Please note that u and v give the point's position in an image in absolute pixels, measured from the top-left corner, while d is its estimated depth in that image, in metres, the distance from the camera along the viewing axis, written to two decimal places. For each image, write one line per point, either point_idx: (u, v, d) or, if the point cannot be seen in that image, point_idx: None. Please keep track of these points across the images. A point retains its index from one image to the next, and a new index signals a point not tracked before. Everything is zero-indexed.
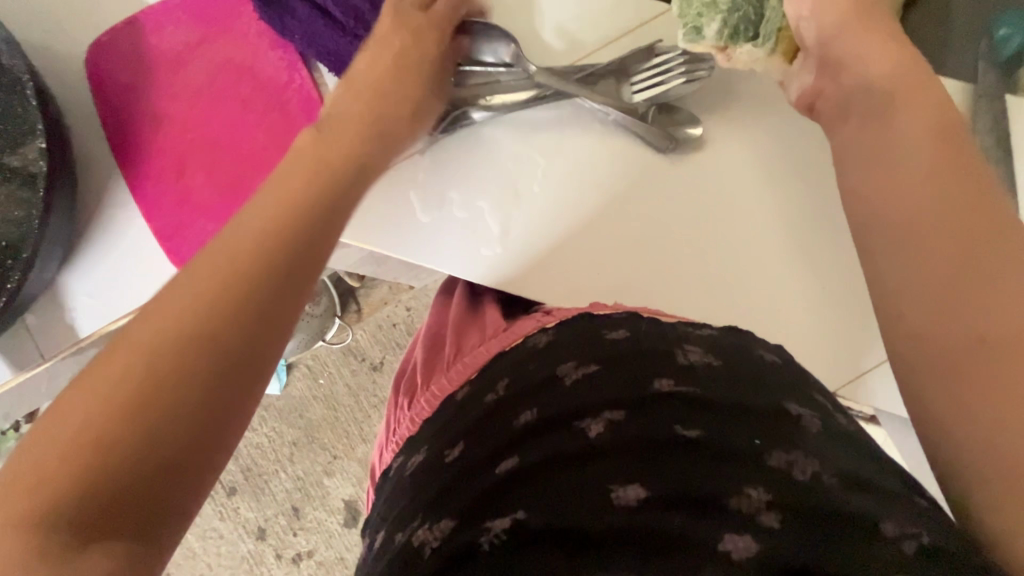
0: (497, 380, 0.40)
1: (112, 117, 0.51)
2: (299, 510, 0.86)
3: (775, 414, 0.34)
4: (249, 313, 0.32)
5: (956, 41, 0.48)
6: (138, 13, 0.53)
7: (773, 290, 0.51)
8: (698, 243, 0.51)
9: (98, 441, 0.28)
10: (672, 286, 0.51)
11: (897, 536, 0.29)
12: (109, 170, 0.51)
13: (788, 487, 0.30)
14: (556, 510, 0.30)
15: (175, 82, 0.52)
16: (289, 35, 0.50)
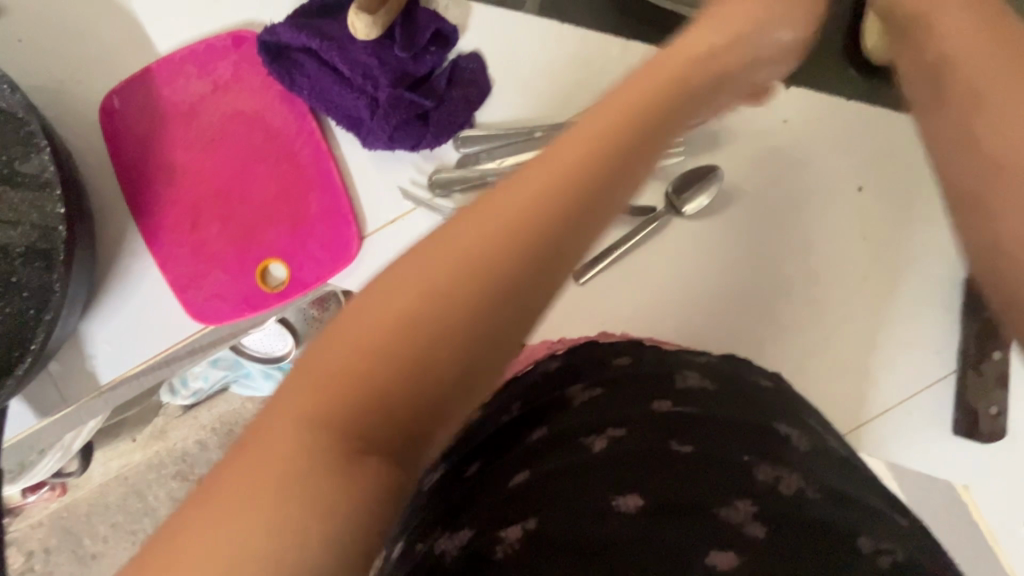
0: (508, 405, 0.43)
1: (128, 166, 0.55)
2: None
3: (764, 434, 0.37)
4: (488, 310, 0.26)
5: None
6: (150, 65, 0.56)
7: (758, 323, 0.55)
8: (691, 280, 0.56)
9: (335, 396, 0.24)
10: (670, 316, 0.56)
11: (871, 550, 0.31)
12: (124, 220, 0.54)
13: (774, 501, 0.33)
14: (562, 521, 0.33)
15: (190, 132, 0.56)
16: (298, 90, 0.54)
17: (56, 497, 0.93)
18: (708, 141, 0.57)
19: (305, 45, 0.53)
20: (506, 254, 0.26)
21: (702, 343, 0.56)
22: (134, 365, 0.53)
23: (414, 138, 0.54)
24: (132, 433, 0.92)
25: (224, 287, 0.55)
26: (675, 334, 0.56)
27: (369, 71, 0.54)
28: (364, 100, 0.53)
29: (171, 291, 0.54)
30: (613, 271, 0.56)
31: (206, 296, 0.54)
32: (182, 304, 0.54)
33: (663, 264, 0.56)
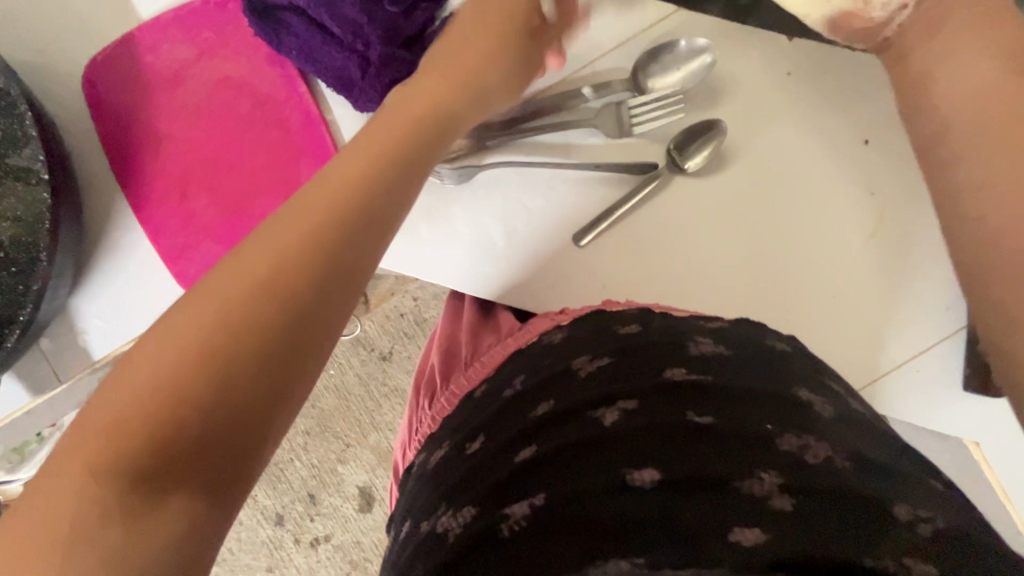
0: (513, 376, 0.41)
1: (109, 137, 0.51)
2: (316, 497, 0.88)
3: (786, 400, 0.34)
4: (208, 360, 0.28)
5: None
6: (132, 30, 0.52)
7: (775, 286, 0.53)
8: (702, 246, 0.53)
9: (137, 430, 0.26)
10: (682, 284, 0.53)
11: (910, 518, 0.29)
12: (111, 192, 0.51)
13: (799, 470, 0.31)
14: (573, 496, 0.31)
15: (173, 100, 0.52)
16: (287, 50, 0.50)
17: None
18: (719, 98, 0.54)
19: (291, 3, 0.49)
20: (236, 303, 0.29)
21: (714, 313, 0.53)
22: (127, 341, 0.50)
23: None
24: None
25: (215, 259, 0.51)
26: (687, 303, 0.53)
27: (360, 27, 0.48)
28: (356, 60, 0.49)
29: (164, 263, 0.50)
30: (615, 235, 0.53)
31: (198, 268, 0.50)
32: (175, 276, 0.50)
33: (673, 230, 0.53)
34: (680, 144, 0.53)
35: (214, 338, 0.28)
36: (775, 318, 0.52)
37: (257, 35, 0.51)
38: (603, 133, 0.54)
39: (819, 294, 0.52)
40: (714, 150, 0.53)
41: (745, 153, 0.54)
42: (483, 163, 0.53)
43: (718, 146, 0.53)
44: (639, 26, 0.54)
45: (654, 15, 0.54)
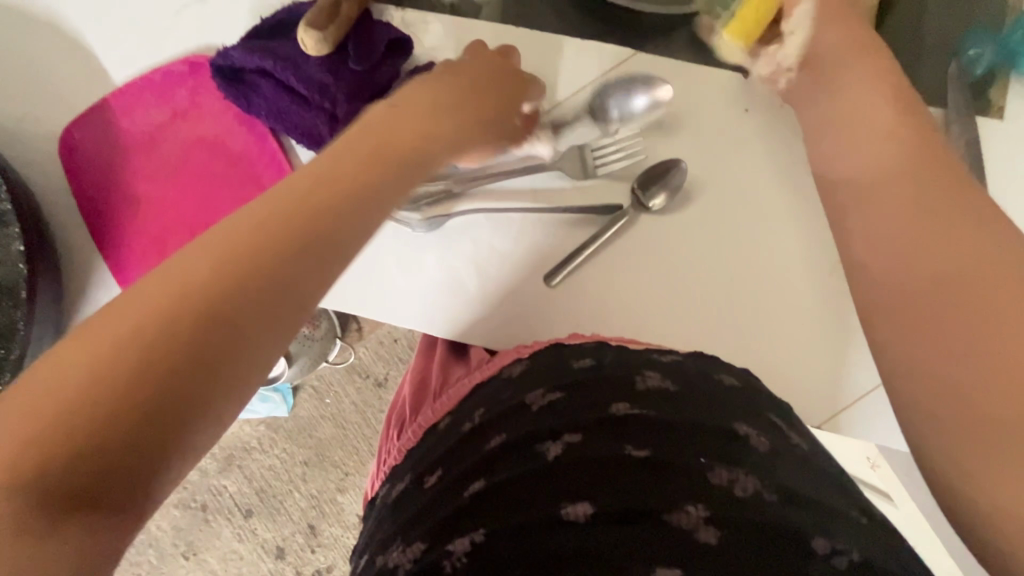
0: (472, 411, 0.43)
1: (90, 201, 0.55)
2: (316, 528, 0.90)
3: (723, 434, 0.36)
4: (138, 374, 0.26)
5: (924, 64, 0.54)
6: (106, 96, 0.56)
7: (736, 319, 0.54)
8: (668, 281, 0.55)
9: (43, 445, 0.24)
10: (649, 318, 0.55)
11: (827, 551, 0.30)
12: (90, 253, 0.55)
13: (724, 504, 0.32)
14: (510, 532, 0.32)
15: (151, 161, 0.56)
16: (256, 111, 0.55)
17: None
18: (676, 138, 0.57)
19: (259, 67, 0.53)
20: (189, 327, 0.28)
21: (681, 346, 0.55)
22: None
23: None
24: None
25: None
26: (654, 335, 0.55)
27: (325, 87, 0.52)
28: (324, 118, 0.53)
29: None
30: (585, 271, 0.55)
31: None
32: None
33: (637, 267, 0.55)
34: (642, 187, 0.55)
35: (143, 348, 0.27)
36: (740, 350, 0.54)
37: (228, 96, 0.55)
38: (569, 177, 0.56)
39: (775, 323, 0.54)
40: (673, 196, 0.55)
41: (704, 192, 0.56)
42: (454, 210, 0.56)
43: (676, 189, 0.55)
44: (593, 69, 0.57)
45: (611, 61, 0.57)
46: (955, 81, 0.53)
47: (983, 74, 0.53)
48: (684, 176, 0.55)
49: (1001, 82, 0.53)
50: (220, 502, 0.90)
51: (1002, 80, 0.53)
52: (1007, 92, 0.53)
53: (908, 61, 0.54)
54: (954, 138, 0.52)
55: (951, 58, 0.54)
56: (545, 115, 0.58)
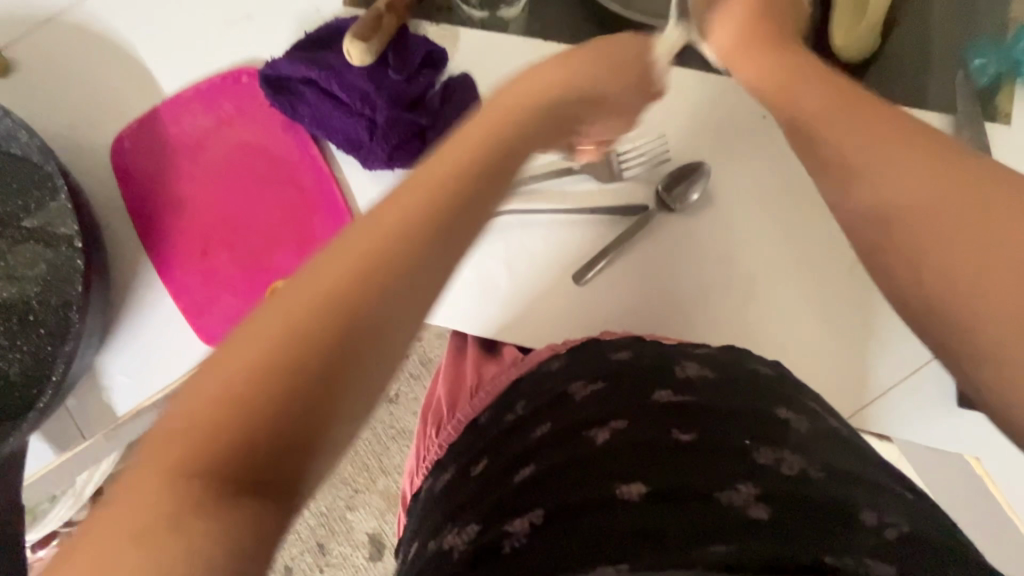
0: (513, 404, 0.44)
1: (136, 203, 0.57)
2: (324, 547, 0.90)
3: (765, 418, 0.37)
4: (279, 369, 0.27)
5: (932, 72, 0.57)
6: (156, 105, 0.59)
7: (756, 320, 0.56)
8: (688, 284, 0.57)
9: (187, 445, 0.26)
10: (670, 322, 0.56)
11: (876, 524, 0.31)
12: (136, 253, 0.56)
13: (773, 482, 0.33)
14: (565, 510, 0.34)
15: (196, 164, 0.58)
16: (300, 117, 0.57)
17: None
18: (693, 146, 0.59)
19: (306, 77, 0.56)
20: (319, 322, 0.28)
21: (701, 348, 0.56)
22: (150, 396, 0.54)
23: (413, 156, 0.56)
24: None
25: (235, 311, 0.55)
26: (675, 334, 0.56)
27: (367, 95, 0.55)
28: (365, 124, 0.55)
29: (185, 319, 0.55)
30: (611, 271, 0.57)
31: (219, 321, 0.55)
32: (197, 330, 0.55)
33: (658, 271, 0.57)
34: (668, 188, 0.57)
35: (273, 345, 0.27)
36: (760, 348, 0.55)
37: (274, 105, 0.58)
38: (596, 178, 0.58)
39: (790, 325, 0.55)
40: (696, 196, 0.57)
41: (720, 198, 0.58)
42: None
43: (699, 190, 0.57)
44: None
45: None
46: (961, 86, 0.55)
47: (989, 83, 0.55)
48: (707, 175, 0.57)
49: (1008, 89, 0.55)
50: None
51: (1009, 86, 0.55)
52: (1013, 99, 0.55)
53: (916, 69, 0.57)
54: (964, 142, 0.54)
55: (957, 65, 0.56)
56: None
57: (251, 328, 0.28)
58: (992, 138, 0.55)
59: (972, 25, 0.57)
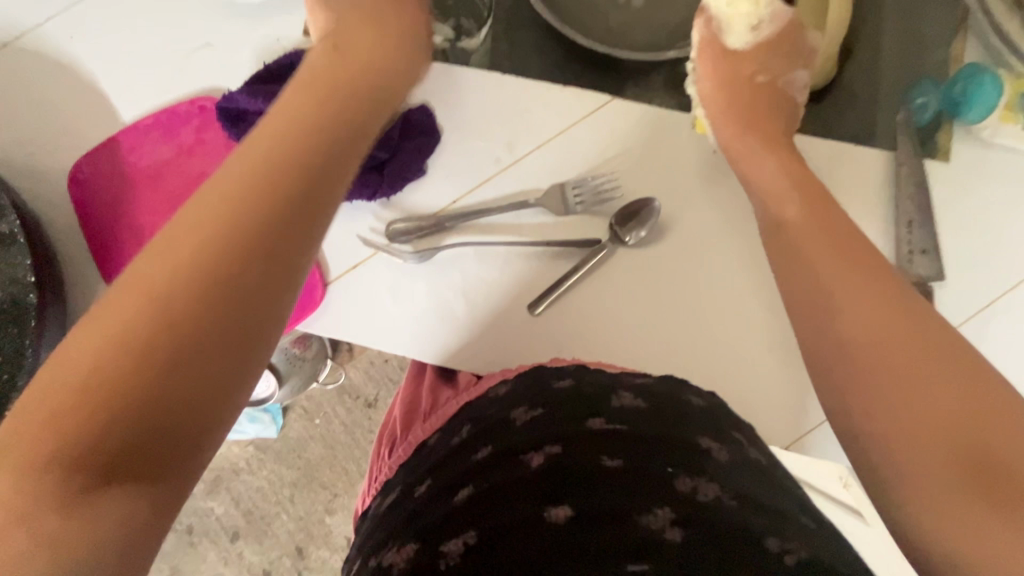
0: (460, 427, 0.47)
1: (94, 233, 0.58)
2: (303, 550, 0.92)
3: (686, 446, 0.41)
4: (145, 355, 0.31)
5: (877, 106, 0.62)
6: (115, 133, 0.60)
7: (713, 334, 0.59)
8: (649, 303, 0.60)
9: (59, 433, 0.29)
10: (632, 336, 0.60)
11: (779, 550, 0.35)
12: (93, 284, 0.58)
13: (688, 507, 0.37)
14: (496, 531, 0.36)
15: (154, 194, 0.59)
16: None
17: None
18: (655, 167, 0.62)
19: (262, 111, 0.58)
20: (185, 311, 0.33)
21: (664, 358, 0.59)
22: None
23: (371, 189, 0.60)
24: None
25: None
26: (638, 351, 0.60)
27: None
28: None
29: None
30: (575, 290, 0.60)
31: None
32: None
33: (618, 290, 0.60)
34: (620, 226, 0.60)
35: (138, 334, 0.32)
36: (717, 360, 0.59)
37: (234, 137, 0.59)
38: (550, 211, 0.61)
39: (740, 344, 0.59)
40: (648, 232, 0.61)
41: (680, 219, 0.61)
42: (443, 243, 0.61)
43: (651, 228, 0.60)
44: (575, 111, 0.63)
45: (593, 101, 0.63)
46: (903, 123, 0.60)
47: (930, 121, 0.60)
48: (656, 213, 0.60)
49: (947, 127, 0.60)
50: (206, 524, 0.92)
51: (947, 127, 0.60)
52: (953, 137, 0.60)
53: (858, 105, 0.62)
54: (905, 173, 0.59)
55: (899, 103, 0.61)
56: (531, 154, 0.63)
57: (106, 324, 0.32)
58: (930, 173, 0.59)
59: (914, 65, 0.62)
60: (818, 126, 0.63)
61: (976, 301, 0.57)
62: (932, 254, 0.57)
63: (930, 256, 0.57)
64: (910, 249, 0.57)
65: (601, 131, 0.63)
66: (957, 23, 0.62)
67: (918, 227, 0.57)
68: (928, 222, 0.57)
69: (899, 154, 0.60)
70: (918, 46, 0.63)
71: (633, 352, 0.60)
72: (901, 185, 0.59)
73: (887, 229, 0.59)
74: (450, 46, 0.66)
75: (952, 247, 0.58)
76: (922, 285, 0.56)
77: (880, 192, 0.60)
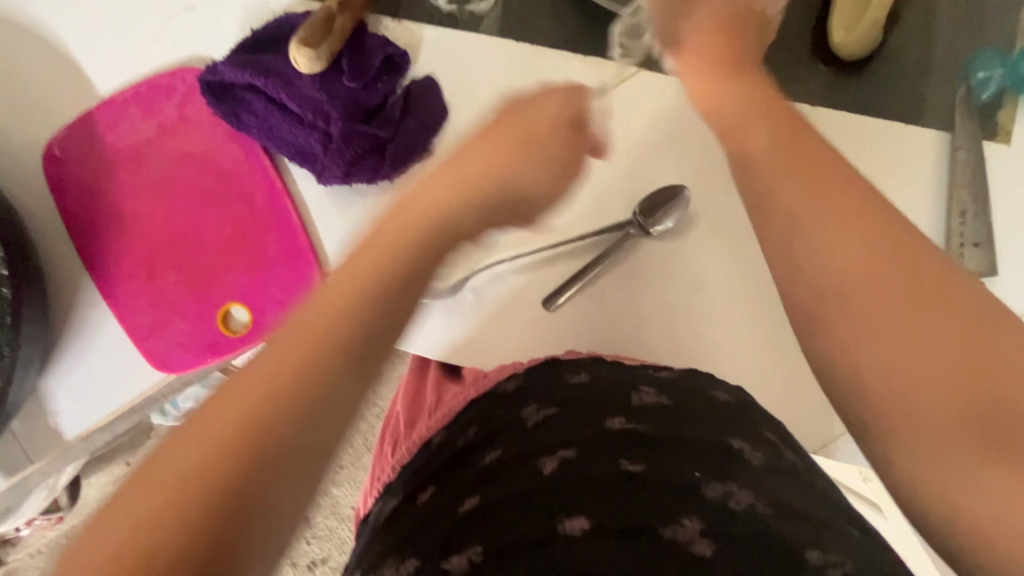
0: (466, 426, 0.43)
1: (78, 218, 0.58)
2: (311, 519, 0.91)
3: (715, 448, 0.37)
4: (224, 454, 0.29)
5: (930, 78, 0.57)
6: (92, 109, 0.59)
7: (743, 317, 0.56)
8: (673, 287, 0.56)
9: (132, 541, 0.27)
10: (655, 317, 0.56)
11: (820, 563, 0.31)
12: (77, 272, 0.58)
13: (719, 518, 0.33)
14: (506, 548, 0.32)
15: (137, 177, 0.59)
16: (248, 129, 0.57)
17: (53, 526, 1.02)
18: (685, 139, 0.58)
19: (250, 83, 0.55)
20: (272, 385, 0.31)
21: (689, 340, 0.56)
22: (99, 419, 0.57)
23: (370, 171, 0.56)
24: (127, 456, 1.01)
25: (184, 335, 0.57)
26: (661, 334, 0.56)
27: (319, 106, 0.55)
28: (316, 137, 0.55)
29: (132, 342, 0.57)
30: (594, 277, 0.56)
31: (168, 345, 0.57)
32: (146, 353, 0.57)
33: (640, 275, 0.56)
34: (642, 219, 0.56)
35: (224, 425, 0.29)
36: (746, 342, 0.55)
37: (218, 113, 0.57)
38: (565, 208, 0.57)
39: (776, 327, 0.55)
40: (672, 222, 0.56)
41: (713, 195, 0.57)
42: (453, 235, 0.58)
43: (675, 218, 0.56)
44: (596, 81, 0.59)
45: (617, 69, 0.59)
46: (960, 100, 0.55)
47: (990, 99, 0.55)
48: (684, 203, 0.56)
49: (1011, 105, 0.55)
50: None
51: (1011, 104, 0.55)
52: (1016, 117, 0.55)
53: (913, 75, 0.57)
54: (959, 159, 0.54)
55: (958, 77, 0.56)
56: None
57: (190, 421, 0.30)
58: (988, 155, 0.55)
59: (975, 33, 0.57)
60: (868, 99, 0.57)
61: None
62: (987, 246, 0.53)
63: (982, 248, 0.53)
64: (961, 242, 0.53)
65: (629, 102, 0.58)
66: None
67: (969, 218, 0.53)
68: (984, 212, 0.53)
69: (955, 137, 0.55)
70: (978, 13, 0.57)
71: (656, 333, 0.56)
72: (954, 169, 0.54)
73: (936, 215, 0.55)
74: (457, 10, 0.60)
75: (1009, 242, 0.54)
76: None
77: (933, 177, 0.55)
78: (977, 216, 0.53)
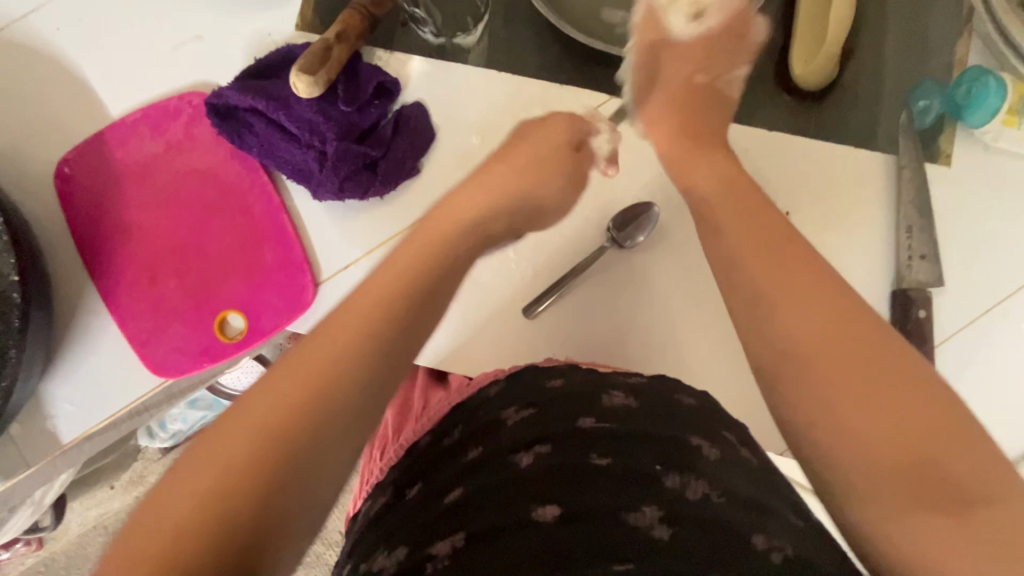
0: (451, 427, 0.46)
1: (85, 230, 0.61)
2: None
3: (676, 445, 0.40)
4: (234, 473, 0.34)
5: (880, 106, 0.62)
6: (103, 128, 0.62)
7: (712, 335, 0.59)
8: (646, 301, 0.60)
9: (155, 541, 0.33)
10: (630, 332, 0.60)
11: (765, 547, 0.35)
12: (83, 282, 0.61)
13: (676, 506, 0.36)
14: (485, 534, 0.36)
15: (142, 192, 0.62)
16: (248, 147, 0.61)
17: (33, 552, 1.03)
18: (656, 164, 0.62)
19: (251, 106, 0.59)
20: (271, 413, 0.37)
21: (661, 355, 0.59)
22: (94, 424, 0.59)
23: (363, 187, 0.60)
24: (110, 479, 1.02)
25: (182, 341, 0.60)
26: (635, 346, 0.60)
27: (315, 126, 0.59)
28: (312, 155, 0.59)
29: (132, 347, 0.60)
30: (572, 293, 0.60)
31: (165, 350, 0.60)
32: (145, 358, 0.60)
33: (616, 290, 0.60)
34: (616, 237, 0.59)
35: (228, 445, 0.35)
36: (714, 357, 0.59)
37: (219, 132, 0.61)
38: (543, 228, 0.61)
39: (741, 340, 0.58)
40: (644, 244, 0.60)
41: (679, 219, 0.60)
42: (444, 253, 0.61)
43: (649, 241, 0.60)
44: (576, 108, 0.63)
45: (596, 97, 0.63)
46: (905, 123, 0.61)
47: (932, 124, 0.61)
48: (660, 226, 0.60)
49: (949, 131, 0.61)
50: None
51: (949, 130, 0.60)
52: (954, 142, 0.60)
53: (865, 104, 0.62)
54: (905, 182, 0.59)
55: (904, 103, 0.62)
56: None
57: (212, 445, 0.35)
58: (930, 177, 0.60)
59: (918, 67, 0.62)
60: (823, 127, 0.62)
61: (970, 309, 0.58)
62: (932, 258, 0.58)
63: (929, 261, 0.58)
64: (909, 255, 0.58)
65: None
66: (964, 25, 0.62)
67: (917, 232, 0.58)
68: (929, 228, 0.58)
69: (899, 158, 0.60)
70: (921, 50, 0.63)
71: (628, 347, 0.60)
72: (899, 192, 0.60)
73: (887, 232, 0.60)
74: (447, 42, 0.65)
75: (950, 257, 0.59)
76: (921, 290, 0.57)
77: (881, 198, 0.60)
78: (922, 232, 0.58)
